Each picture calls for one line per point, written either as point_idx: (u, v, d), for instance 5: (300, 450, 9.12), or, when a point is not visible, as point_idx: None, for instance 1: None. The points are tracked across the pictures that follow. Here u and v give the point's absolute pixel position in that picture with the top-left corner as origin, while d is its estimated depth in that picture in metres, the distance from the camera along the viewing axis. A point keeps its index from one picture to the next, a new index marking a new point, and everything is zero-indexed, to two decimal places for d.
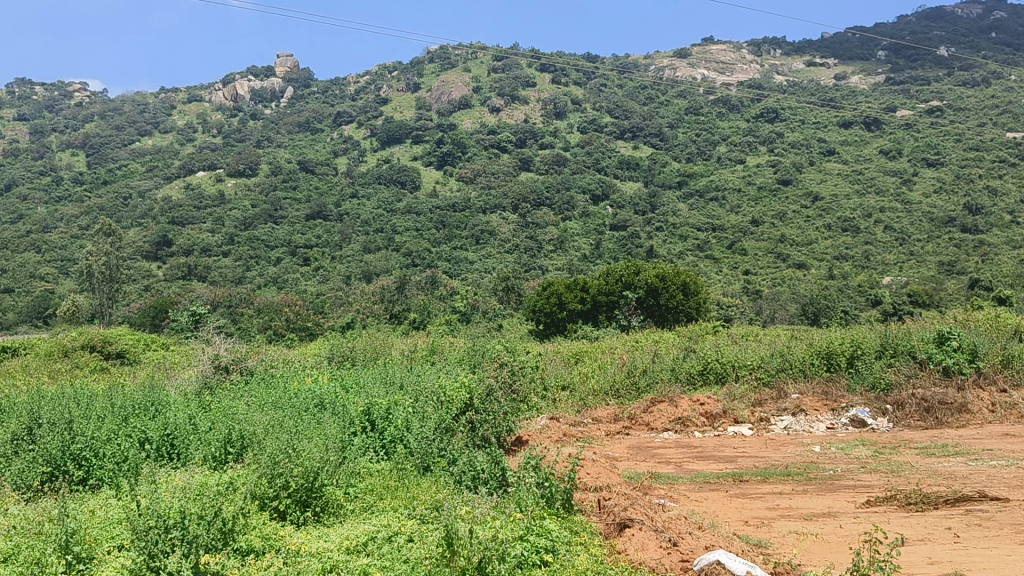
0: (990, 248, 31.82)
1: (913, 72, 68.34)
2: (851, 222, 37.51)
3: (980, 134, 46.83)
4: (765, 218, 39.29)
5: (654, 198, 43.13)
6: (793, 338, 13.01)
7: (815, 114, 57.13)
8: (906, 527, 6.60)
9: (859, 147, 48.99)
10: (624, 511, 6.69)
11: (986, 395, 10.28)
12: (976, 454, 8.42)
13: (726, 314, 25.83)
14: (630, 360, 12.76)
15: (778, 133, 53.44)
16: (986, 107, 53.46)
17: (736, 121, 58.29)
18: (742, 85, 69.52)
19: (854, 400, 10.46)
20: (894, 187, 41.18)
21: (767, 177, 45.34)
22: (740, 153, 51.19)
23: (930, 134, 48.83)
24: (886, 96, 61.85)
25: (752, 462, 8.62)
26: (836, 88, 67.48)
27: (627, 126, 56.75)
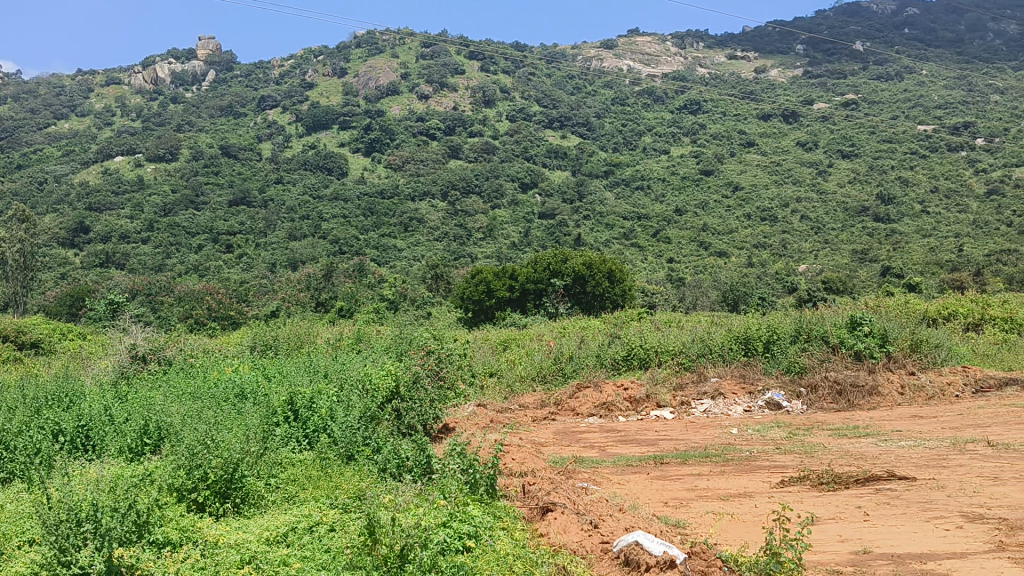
0: (901, 238, 33.23)
1: (830, 66, 70.51)
2: (770, 211, 38.52)
3: (893, 128, 48.73)
4: (688, 207, 40.12)
5: (581, 186, 43.54)
6: (713, 324, 13.31)
7: (736, 106, 58.40)
8: (818, 506, 6.85)
9: (778, 138, 50.36)
10: (547, 495, 6.78)
11: (896, 377, 10.69)
12: (887, 435, 8.75)
13: (650, 301, 26.28)
14: (557, 346, 12.93)
15: (701, 124, 54.47)
16: (898, 102, 55.62)
17: (661, 112, 59.17)
18: (667, 77, 70.54)
19: (770, 383, 10.77)
20: (811, 178, 42.45)
21: (690, 168, 46.23)
22: (665, 144, 51.99)
23: (845, 126, 50.56)
24: (804, 89, 63.63)
25: (673, 445, 8.81)
26: (757, 80, 69.05)
27: (555, 115, 56.99)
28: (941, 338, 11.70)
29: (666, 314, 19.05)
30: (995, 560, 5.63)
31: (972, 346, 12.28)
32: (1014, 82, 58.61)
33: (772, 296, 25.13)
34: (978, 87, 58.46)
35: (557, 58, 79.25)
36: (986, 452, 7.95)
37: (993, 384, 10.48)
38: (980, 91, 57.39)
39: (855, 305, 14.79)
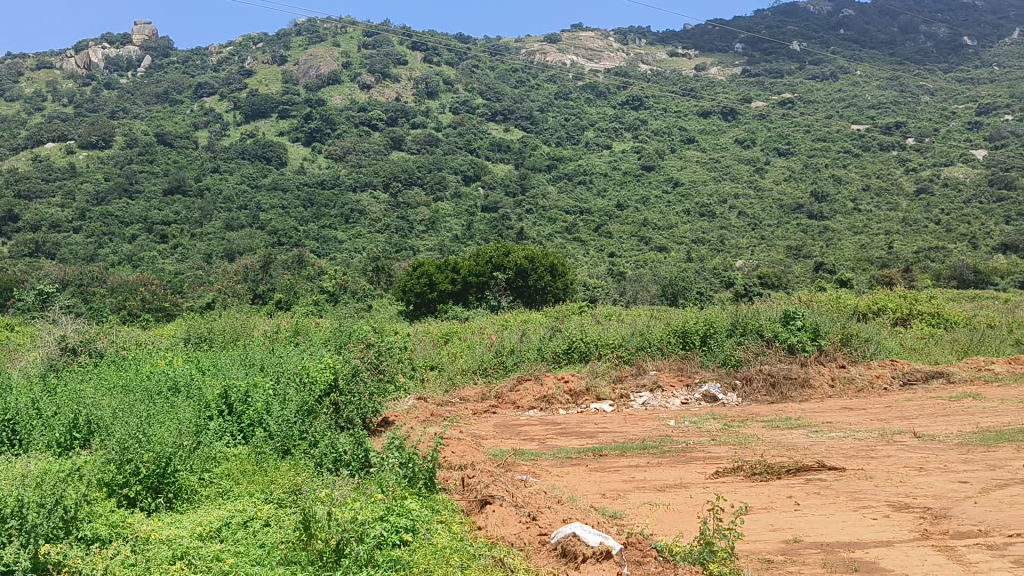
0: (833, 234, 34.19)
1: (768, 66, 71.99)
2: (708, 207, 39.21)
3: (827, 128, 50.07)
4: (630, 202, 40.56)
5: (524, 180, 43.66)
6: (652, 318, 13.48)
7: (677, 103, 59.21)
8: (751, 496, 7.01)
9: (716, 135, 51.26)
10: (486, 488, 6.80)
11: (826, 370, 10.99)
12: (817, 426, 9.00)
13: (591, 295, 26.52)
14: (498, 339, 12.96)
15: (642, 120, 55.12)
16: (832, 102, 57.16)
17: (604, 107, 59.64)
18: (609, 72, 71.07)
19: (706, 375, 10.97)
20: (748, 175, 43.34)
21: (631, 163, 46.76)
22: (607, 139, 52.44)
23: (782, 125, 51.74)
24: (742, 87, 64.85)
25: (612, 437, 8.91)
26: (697, 78, 70.09)
27: (498, 108, 56.95)
28: (871, 332, 12.05)
29: (607, 308, 19.08)
30: (920, 548, 5.82)
31: (901, 340, 12.68)
32: (942, 85, 60.79)
33: (710, 291, 25.61)
34: (909, 88, 60.41)
35: (501, 51, 79.16)
36: (912, 442, 8.21)
37: (919, 376, 10.84)
38: (910, 92, 59.35)
39: (789, 300, 15.15)
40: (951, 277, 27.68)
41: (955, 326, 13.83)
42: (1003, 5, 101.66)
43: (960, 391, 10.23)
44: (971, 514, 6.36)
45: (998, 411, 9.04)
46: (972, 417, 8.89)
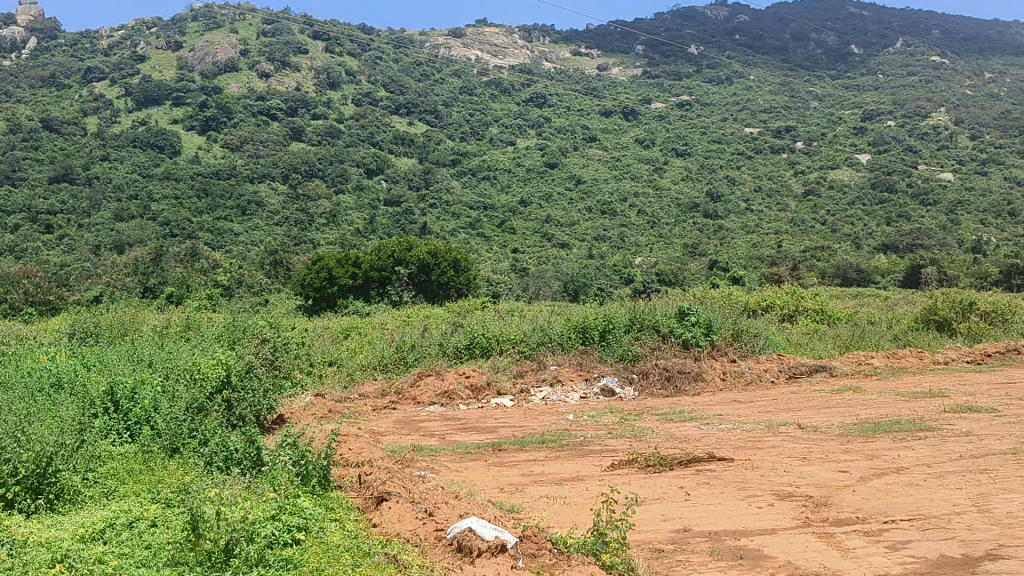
0: (727, 232, 35.63)
1: (667, 68, 73.97)
2: (609, 205, 39.99)
3: (721, 130, 52.45)
4: (532, 199, 40.89)
5: (428, 174, 43.43)
6: (554, 314, 13.66)
7: (579, 102, 60.19)
8: (645, 488, 7.19)
9: (618, 135, 52.60)
10: (382, 485, 6.76)
11: (718, 364, 11.37)
12: (708, 419, 9.29)
13: (494, 289, 26.58)
14: (399, 335, 12.88)
15: (545, 118, 55.68)
16: (727, 105, 59.85)
17: (508, 104, 59.89)
18: (513, 69, 71.44)
19: (604, 370, 11.20)
20: (648, 174, 44.64)
21: (534, 160, 47.15)
22: (511, 135, 52.76)
23: (679, 126, 53.92)
24: (642, 89, 66.45)
25: (511, 432, 9.00)
26: (599, 77, 71.14)
27: (402, 101, 56.29)
28: (760, 328, 12.52)
29: (509, 304, 19.08)
30: (801, 535, 6.09)
31: (788, 335, 13.23)
32: (829, 91, 64.03)
33: (609, 287, 26.10)
34: (799, 94, 63.42)
35: (405, 43, 78.31)
36: (795, 434, 8.58)
37: (804, 369, 11.33)
38: (800, 97, 62.44)
39: (684, 297, 15.57)
40: (835, 276, 29.26)
41: (838, 322, 14.54)
42: (884, 16, 107.49)
43: (841, 383, 10.77)
44: (851, 502, 6.70)
45: (875, 403, 9.55)
46: (853, 410, 9.34)
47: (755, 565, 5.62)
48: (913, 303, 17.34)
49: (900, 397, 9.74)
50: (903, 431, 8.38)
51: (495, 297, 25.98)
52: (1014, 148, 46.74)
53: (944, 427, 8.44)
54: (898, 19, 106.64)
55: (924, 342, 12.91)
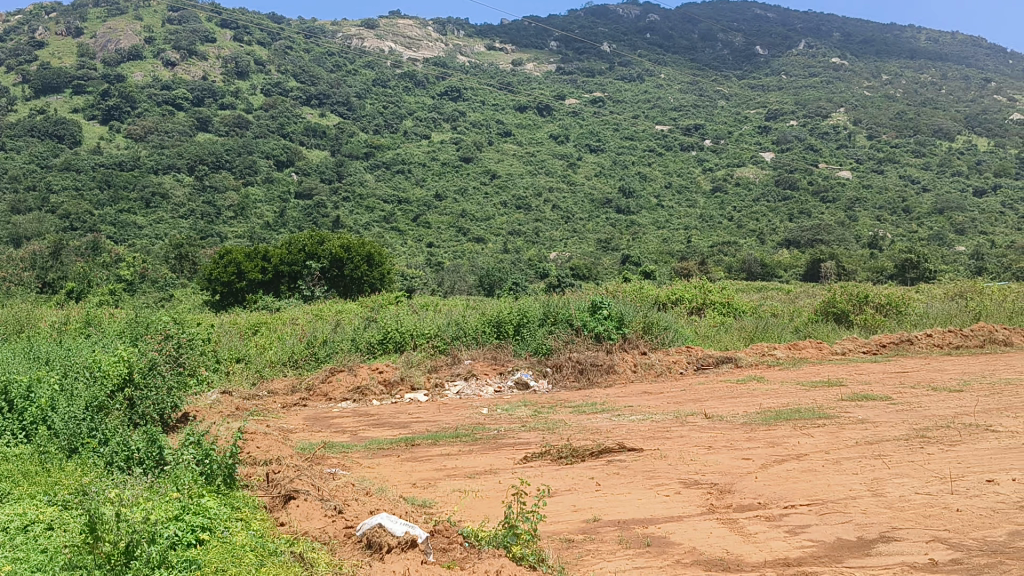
0: (638, 228, 37.45)
1: (580, 65, 75.20)
2: (524, 200, 40.41)
3: (634, 127, 55.89)
4: (447, 192, 40.80)
5: (340, 167, 42.72)
6: (468, 308, 13.67)
7: (494, 97, 60.66)
8: (555, 479, 7.28)
9: (532, 130, 53.72)
10: (291, 483, 6.67)
11: (629, 357, 11.59)
12: (619, 410, 9.47)
13: (409, 284, 26.42)
14: (310, 330, 12.68)
15: (460, 112, 55.59)
16: (638, 103, 62.94)
17: (422, 96, 59.41)
18: (428, 62, 70.94)
19: (518, 364, 11.29)
20: (562, 170, 46.04)
21: (449, 153, 46.99)
22: (426, 128, 52.38)
23: (593, 122, 56.47)
24: (556, 85, 67.40)
25: (425, 427, 8.98)
26: (513, 73, 71.35)
27: (313, 92, 54.62)
28: (669, 321, 12.81)
29: (424, 299, 18.61)
30: (705, 522, 6.27)
31: (696, 327, 13.60)
32: (735, 91, 67.83)
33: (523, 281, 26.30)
34: (707, 93, 67.67)
35: (316, 32, 76.14)
36: (703, 423, 8.81)
37: (711, 361, 11.65)
38: (708, 97, 66.53)
39: (597, 290, 15.77)
40: (741, 270, 30.23)
41: (744, 315, 15.03)
42: (788, 19, 111.61)
43: (746, 374, 11.12)
44: (752, 488, 6.93)
45: (778, 392, 9.90)
46: (756, 399, 9.66)
47: (661, 551, 5.75)
48: (814, 296, 17.99)
49: (800, 386, 10.13)
50: (803, 419, 8.71)
51: (410, 292, 25.78)
52: (907, 147, 52.11)
53: (842, 414, 8.81)
54: (800, 21, 110.92)
55: (824, 333, 13.47)
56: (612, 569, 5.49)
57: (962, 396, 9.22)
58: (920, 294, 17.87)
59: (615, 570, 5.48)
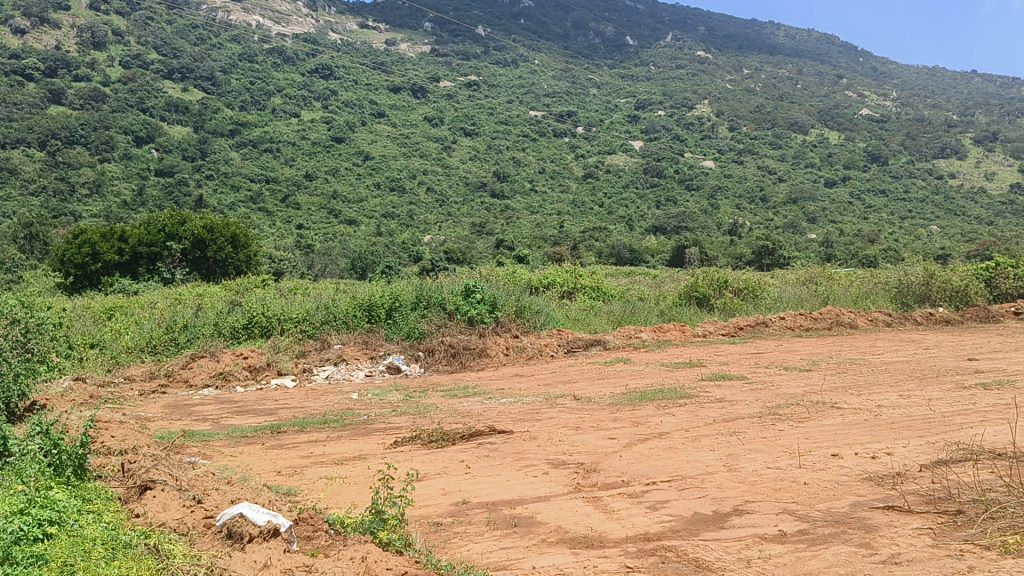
0: (512, 212, 37.99)
1: (454, 48, 75.17)
2: (398, 182, 40.23)
3: (508, 111, 56.41)
4: (318, 172, 39.77)
5: (204, 144, 40.80)
6: (338, 291, 13.41)
7: (366, 76, 59.70)
8: (426, 463, 7.25)
9: (405, 112, 53.18)
10: (147, 473, 6.38)
11: (502, 340, 11.68)
12: (491, 393, 9.54)
13: (277, 266, 25.73)
14: (169, 314, 12.13)
15: (331, 90, 54.23)
16: (512, 88, 63.69)
17: (292, 73, 57.03)
18: (298, 37, 68.11)
19: (390, 348, 11.20)
20: (436, 153, 45.91)
21: (319, 133, 45.61)
22: (295, 106, 50.63)
23: (468, 106, 56.58)
24: (430, 67, 67.10)
25: (291, 413, 8.77)
26: (387, 52, 70.13)
27: (175, 65, 51.67)
28: (540, 304, 13.02)
29: (292, 282, 17.97)
30: (572, 501, 6.40)
31: (567, 311, 13.85)
32: (605, 82, 70.82)
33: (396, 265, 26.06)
34: (579, 81, 69.49)
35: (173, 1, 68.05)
36: (571, 405, 8.98)
37: (581, 344, 11.91)
38: (581, 84, 68.64)
39: (471, 274, 15.82)
40: (611, 255, 31.11)
41: (611, 298, 15.46)
42: (656, 10, 115.02)
43: (613, 356, 11.41)
44: (617, 466, 7.13)
45: (642, 373, 10.22)
46: (622, 380, 9.94)
47: (528, 532, 5.83)
48: (677, 281, 18.72)
49: (664, 368, 10.50)
50: (666, 399, 9.03)
51: (280, 274, 25.24)
52: (765, 139, 55.93)
53: (702, 394, 9.19)
54: (668, 14, 114.65)
55: (686, 316, 14.00)
56: (479, 550, 5.52)
57: (812, 374, 9.80)
58: (774, 279, 18.82)
59: (482, 551, 5.51)
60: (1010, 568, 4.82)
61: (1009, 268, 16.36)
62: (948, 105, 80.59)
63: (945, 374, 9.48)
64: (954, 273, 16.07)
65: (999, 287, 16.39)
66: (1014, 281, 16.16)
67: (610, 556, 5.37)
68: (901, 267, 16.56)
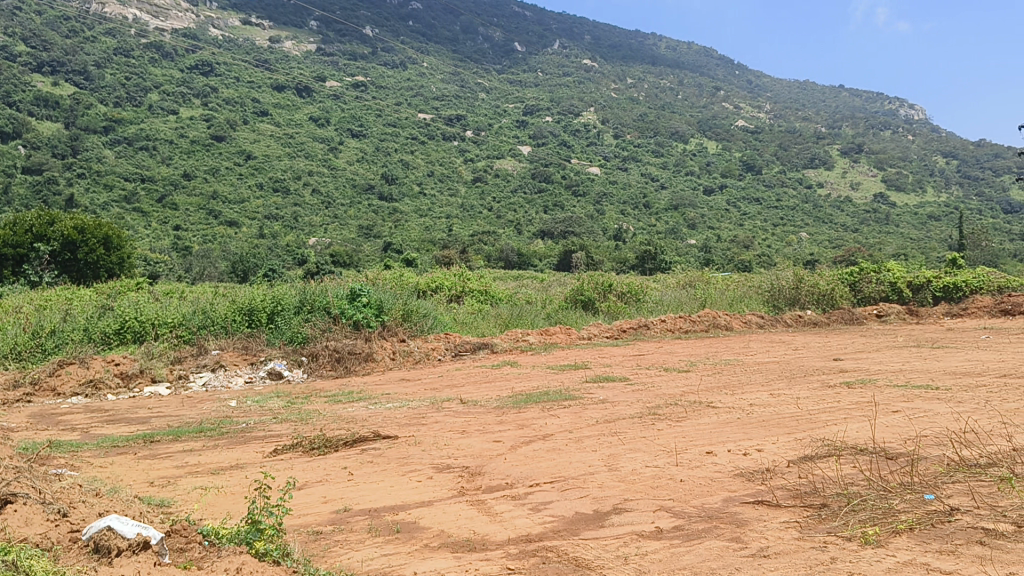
0: (400, 216, 38.18)
1: (341, 47, 74.05)
2: (282, 182, 39.35)
3: (396, 113, 56.14)
4: (197, 172, 38.28)
5: (76, 141, 38.75)
6: (218, 295, 13.02)
7: (249, 73, 57.89)
8: (307, 471, 7.13)
9: (290, 111, 51.96)
10: (7, 485, 5.99)
11: (388, 345, 11.61)
12: (376, 398, 9.46)
13: (153, 270, 25.18)
14: (36, 318, 11.52)
15: (211, 87, 52.16)
16: (401, 90, 63.36)
17: (169, 69, 54.28)
18: (176, 32, 65.15)
19: (271, 354, 10.97)
20: (322, 153, 45.16)
21: (199, 131, 43.89)
22: (174, 103, 48.47)
23: (355, 107, 55.91)
24: (315, 65, 65.85)
25: (166, 422, 8.46)
26: (271, 49, 68.18)
27: (44, 57, 48.76)
28: (427, 308, 13.01)
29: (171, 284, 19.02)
30: (455, 505, 6.42)
31: (454, 314, 13.91)
32: (495, 86, 73.06)
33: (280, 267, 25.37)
34: (468, 84, 70.59)
35: None
36: (457, 408, 9.00)
37: (468, 347, 11.95)
38: (469, 88, 69.20)
39: (358, 277, 15.63)
40: (500, 259, 31.41)
41: (499, 302, 15.60)
42: (544, 18, 116.66)
43: (500, 359, 11.50)
44: (502, 469, 7.19)
45: (529, 376, 10.34)
46: (508, 383, 10.02)
47: (410, 537, 5.81)
48: (562, 284, 19.02)
49: (549, 370, 10.67)
50: (551, 401, 9.18)
51: (155, 277, 24.68)
52: (648, 147, 58.95)
53: (585, 395, 9.38)
54: (555, 22, 116.65)
55: (572, 319, 14.24)
56: (359, 557, 5.46)
57: (689, 374, 10.16)
58: (655, 283, 19.35)
59: (362, 558, 5.45)
60: (868, 557, 5.06)
61: (871, 273, 17.33)
62: (817, 118, 85.27)
63: (813, 374, 9.97)
64: (822, 278, 16.89)
65: (862, 291, 17.30)
66: (876, 285, 17.11)
67: (491, 557, 5.40)
68: (773, 271, 17.31)
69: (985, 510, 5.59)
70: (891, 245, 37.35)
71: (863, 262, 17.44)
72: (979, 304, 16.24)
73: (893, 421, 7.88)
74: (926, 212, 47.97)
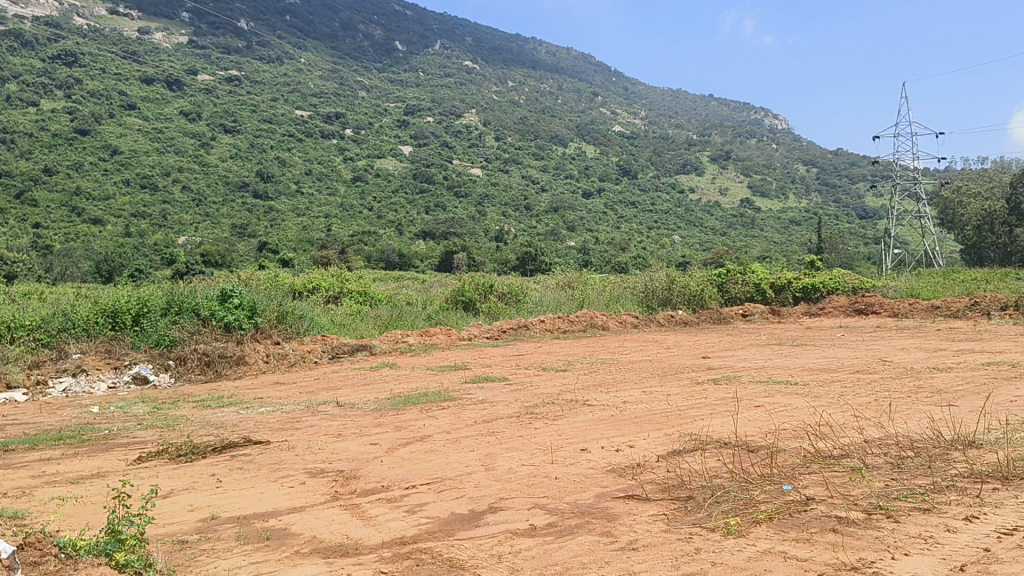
0: (277, 215, 37.49)
1: (215, 40, 71.53)
2: (150, 178, 37.76)
3: (271, 109, 54.79)
4: (59, 167, 36.27)
5: None
6: (80, 296, 12.50)
7: (115, 64, 55.11)
8: (173, 479, 6.93)
9: (159, 105, 49.89)
10: None
11: (261, 347, 11.38)
12: (248, 402, 9.26)
13: (9, 271, 23.92)
14: None
15: (74, 78, 49.18)
16: (277, 86, 61.97)
17: (27, 58, 51.05)
18: (37, 20, 61.28)
19: (136, 357, 10.63)
20: (193, 149, 43.60)
21: (61, 123, 41.40)
22: (33, 94, 45.63)
23: (228, 101, 54.24)
24: (187, 58, 63.31)
25: (22, 430, 8.05)
26: (140, 40, 65.10)
27: None
28: (302, 309, 12.87)
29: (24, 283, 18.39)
30: (328, 509, 6.36)
31: (332, 316, 13.76)
32: (375, 84, 72.45)
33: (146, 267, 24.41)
34: (347, 82, 69.80)
35: None
36: (333, 411, 8.93)
37: (346, 349, 11.87)
38: (349, 87, 68.53)
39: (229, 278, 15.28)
40: (379, 259, 31.22)
41: (378, 302, 15.53)
42: (425, 19, 116.45)
43: (379, 360, 11.48)
44: (376, 472, 7.17)
45: (407, 377, 10.36)
46: (386, 385, 10.00)
47: (280, 544, 5.73)
48: (442, 284, 19.10)
49: (428, 371, 10.69)
50: (429, 402, 9.21)
51: (11, 279, 23.57)
52: (529, 150, 59.89)
53: (465, 395, 9.45)
54: (437, 23, 116.71)
55: (452, 320, 14.33)
56: (226, 566, 5.34)
57: (566, 374, 10.38)
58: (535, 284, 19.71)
59: (229, 567, 5.33)
60: (731, 547, 5.28)
61: (738, 274, 18.10)
62: (687, 125, 88.89)
63: (684, 371, 10.36)
64: (692, 279, 17.57)
65: (730, 291, 18.06)
66: (741, 285, 17.89)
67: (364, 562, 5.38)
68: (648, 272, 17.93)
69: (838, 499, 5.94)
70: (757, 248, 39.23)
71: (730, 263, 18.18)
72: (835, 304, 17.18)
73: (755, 416, 8.29)
74: (788, 216, 50.59)
